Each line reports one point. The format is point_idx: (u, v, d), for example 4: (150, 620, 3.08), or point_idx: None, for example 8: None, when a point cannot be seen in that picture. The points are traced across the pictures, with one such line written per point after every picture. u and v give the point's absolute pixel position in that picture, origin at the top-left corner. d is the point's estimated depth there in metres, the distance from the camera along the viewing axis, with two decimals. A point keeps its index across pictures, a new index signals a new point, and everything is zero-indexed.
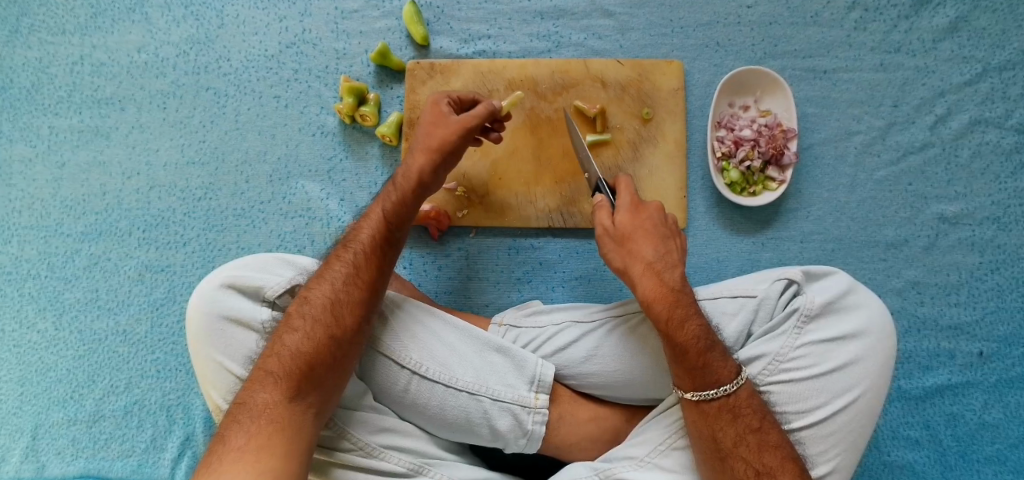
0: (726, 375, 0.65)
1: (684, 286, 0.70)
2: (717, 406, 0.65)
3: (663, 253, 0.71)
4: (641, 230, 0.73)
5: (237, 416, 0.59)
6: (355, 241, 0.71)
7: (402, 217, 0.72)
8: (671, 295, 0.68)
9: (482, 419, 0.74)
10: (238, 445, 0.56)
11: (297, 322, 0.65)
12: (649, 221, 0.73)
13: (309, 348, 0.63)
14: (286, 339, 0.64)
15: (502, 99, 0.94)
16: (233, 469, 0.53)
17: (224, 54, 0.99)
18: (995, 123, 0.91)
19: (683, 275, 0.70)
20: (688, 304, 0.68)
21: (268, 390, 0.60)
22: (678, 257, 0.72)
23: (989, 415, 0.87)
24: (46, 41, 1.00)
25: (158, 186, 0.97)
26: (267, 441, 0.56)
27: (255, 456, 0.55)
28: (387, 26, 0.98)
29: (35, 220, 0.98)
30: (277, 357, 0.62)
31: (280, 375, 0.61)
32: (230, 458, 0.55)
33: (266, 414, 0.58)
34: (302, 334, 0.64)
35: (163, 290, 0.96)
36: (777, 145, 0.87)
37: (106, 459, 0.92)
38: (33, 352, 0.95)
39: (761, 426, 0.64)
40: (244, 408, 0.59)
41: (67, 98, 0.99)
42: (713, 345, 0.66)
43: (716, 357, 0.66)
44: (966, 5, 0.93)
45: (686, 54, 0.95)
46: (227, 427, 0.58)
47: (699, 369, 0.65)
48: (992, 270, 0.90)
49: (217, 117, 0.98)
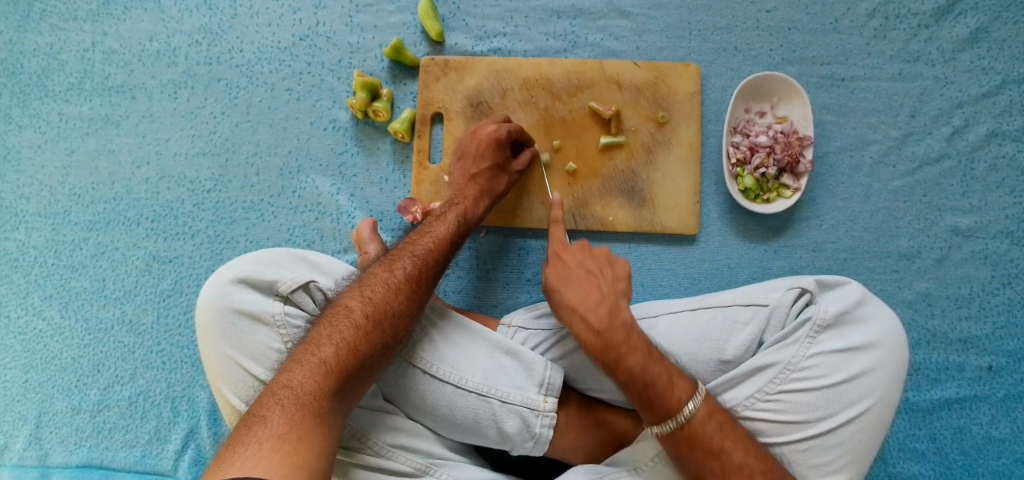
0: (676, 405, 0.65)
1: (613, 322, 0.71)
2: (675, 437, 0.65)
3: (585, 294, 0.74)
4: (562, 279, 0.76)
5: (280, 399, 0.57)
6: (421, 252, 0.74)
7: (455, 247, 0.78)
8: (597, 339, 0.70)
9: (491, 421, 0.74)
10: (281, 433, 0.54)
11: (356, 313, 0.65)
12: (574, 265, 0.77)
13: (363, 347, 0.63)
14: (344, 329, 0.63)
15: (517, 98, 0.93)
16: (273, 456, 0.52)
17: (236, 45, 0.98)
18: (1011, 136, 0.91)
19: (610, 310, 0.72)
20: (621, 342, 0.69)
21: (318, 379, 0.59)
22: (604, 291, 0.74)
23: (996, 429, 0.87)
24: (57, 27, 0.99)
25: (168, 176, 0.97)
26: (309, 434, 0.55)
27: (295, 449, 0.53)
28: (401, 21, 0.97)
29: (44, 207, 0.97)
30: (330, 349, 0.62)
31: (334, 367, 0.60)
32: (270, 445, 0.53)
33: (312, 405, 0.57)
34: (359, 330, 0.64)
35: (171, 281, 0.95)
36: (793, 153, 0.87)
37: (109, 449, 0.92)
38: (39, 340, 0.95)
39: (722, 449, 0.64)
40: (289, 392, 0.58)
41: (78, 85, 0.98)
42: (657, 380, 0.66)
43: (661, 391, 0.65)
44: (987, 16, 0.92)
45: (703, 57, 0.94)
46: (268, 409, 0.56)
47: (646, 406, 0.66)
48: (1004, 285, 0.89)
49: (229, 109, 0.97)
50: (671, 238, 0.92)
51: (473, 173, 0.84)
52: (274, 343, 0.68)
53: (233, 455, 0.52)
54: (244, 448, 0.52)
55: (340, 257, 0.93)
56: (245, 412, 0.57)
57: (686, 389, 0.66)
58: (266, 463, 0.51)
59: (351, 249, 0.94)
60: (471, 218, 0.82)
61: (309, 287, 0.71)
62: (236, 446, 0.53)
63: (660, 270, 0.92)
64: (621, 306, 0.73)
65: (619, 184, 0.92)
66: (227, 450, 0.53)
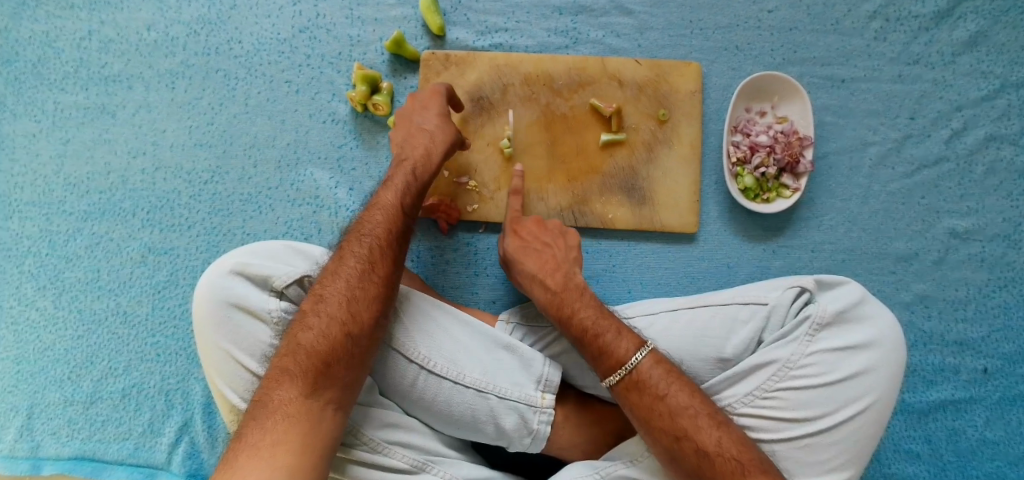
0: (624, 355, 0.68)
1: (567, 285, 0.76)
2: (629, 382, 0.67)
3: (541, 264, 0.79)
4: (523, 249, 0.81)
5: (253, 414, 0.58)
6: (371, 232, 0.70)
7: (410, 214, 0.74)
8: (552, 299, 0.75)
9: (488, 417, 0.74)
10: (254, 443, 0.55)
11: (311, 315, 0.64)
12: (535, 238, 0.82)
13: (325, 346, 0.62)
14: (302, 335, 0.63)
15: (518, 94, 0.93)
16: (246, 469, 0.53)
17: (235, 36, 0.97)
18: (1009, 140, 0.91)
19: (563, 275, 0.77)
20: (573, 299, 0.74)
21: (286, 389, 0.59)
22: (560, 259, 0.79)
23: (990, 431, 0.88)
24: (53, 15, 0.98)
25: (164, 167, 0.96)
26: (284, 439, 0.56)
27: (270, 455, 0.54)
28: (402, 15, 0.96)
29: (38, 196, 0.96)
30: (292, 355, 0.61)
31: (297, 373, 0.60)
32: (244, 459, 0.54)
33: (283, 414, 0.57)
34: (318, 329, 0.63)
35: (166, 273, 0.94)
36: (793, 152, 0.87)
37: (102, 441, 0.91)
38: (31, 331, 0.94)
39: (667, 393, 0.65)
40: (260, 405, 0.58)
41: (74, 74, 0.97)
42: (604, 331, 0.71)
43: (611, 340, 0.70)
44: (987, 19, 0.92)
45: (704, 56, 0.94)
46: (243, 425, 0.57)
47: (598, 358, 0.70)
48: (1000, 288, 0.90)
49: (227, 100, 0.96)
50: (670, 236, 0.92)
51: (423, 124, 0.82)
52: (270, 339, 0.68)
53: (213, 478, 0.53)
54: (224, 468, 0.54)
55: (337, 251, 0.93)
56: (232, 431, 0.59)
57: (633, 342, 0.69)
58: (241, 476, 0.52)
59: None
60: (422, 175, 0.78)
61: (304, 282, 0.70)
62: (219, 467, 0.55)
63: (660, 268, 0.92)
64: (575, 271, 0.78)
65: (619, 182, 0.91)
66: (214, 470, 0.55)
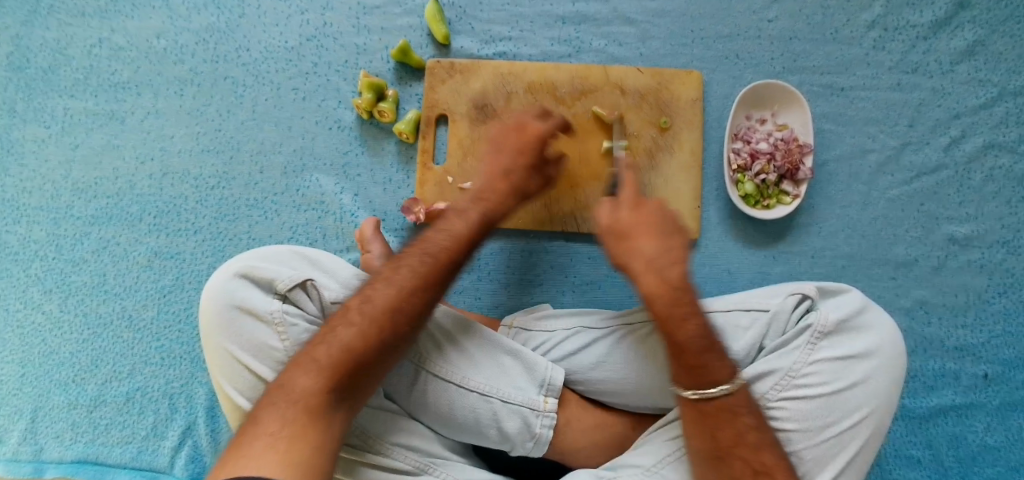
0: (724, 377, 0.62)
1: (686, 285, 0.66)
2: (717, 405, 0.62)
3: (662, 249, 0.67)
4: (636, 226, 0.69)
5: (274, 399, 0.57)
6: (433, 249, 0.69)
7: (474, 244, 0.73)
8: (671, 293, 0.64)
9: (491, 420, 0.74)
10: (271, 432, 0.54)
11: (353, 313, 0.63)
12: (650, 217, 0.69)
13: (359, 346, 0.60)
14: (341, 330, 0.61)
15: (521, 102, 0.94)
16: (261, 456, 0.52)
17: (244, 44, 0.98)
18: (1007, 148, 0.92)
19: (684, 271, 0.66)
20: (690, 305, 0.64)
21: (311, 380, 0.58)
22: (681, 251, 0.67)
23: (991, 437, 0.88)
24: (65, 22, 1.00)
25: (171, 173, 0.97)
26: (300, 433, 0.55)
27: (287, 447, 0.54)
28: (408, 24, 0.98)
29: (46, 201, 0.97)
30: (326, 347, 0.60)
31: (326, 366, 0.59)
32: (261, 445, 0.53)
33: (304, 405, 0.56)
34: (357, 328, 0.61)
35: (172, 278, 0.95)
36: (793, 160, 0.88)
37: (106, 445, 0.91)
38: (37, 334, 0.95)
39: (758, 424, 0.61)
40: (284, 392, 0.57)
41: (84, 81, 0.99)
42: (712, 347, 0.63)
43: (716, 360, 0.62)
44: (984, 29, 0.94)
45: (705, 65, 0.95)
46: (263, 408, 0.57)
47: (693, 369, 0.62)
48: (1000, 294, 0.91)
49: (234, 107, 0.98)
50: None
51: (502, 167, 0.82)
52: (273, 341, 0.67)
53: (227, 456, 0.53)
54: (238, 449, 0.53)
55: (342, 256, 0.93)
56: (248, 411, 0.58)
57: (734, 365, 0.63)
58: (253, 462, 0.52)
59: (353, 248, 0.94)
60: (494, 217, 0.77)
61: (307, 285, 0.69)
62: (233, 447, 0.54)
63: None
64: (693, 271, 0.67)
65: None
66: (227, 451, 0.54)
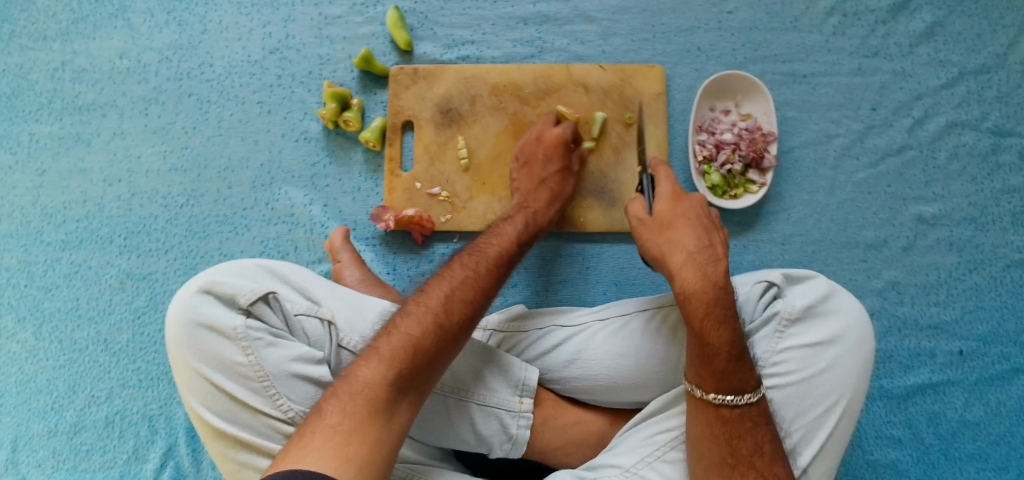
0: (751, 386, 0.63)
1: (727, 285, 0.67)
2: (739, 413, 0.63)
3: (702, 245, 0.70)
4: (672, 224, 0.72)
5: (338, 390, 0.54)
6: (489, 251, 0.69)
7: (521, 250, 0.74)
8: (711, 289, 0.65)
9: (466, 423, 0.74)
10: (332, 425, 0.51)
11: (419, 304, 0.60)
12: (690, 212, 0.73)
13: (425, 337, 0.57)
14: (407, 320, 0.58)
15: (486, 104, 0.94)
16: (321, 448, 0.49)
17: (207, 60, 0.98)
18: (970, 125, 0.93)
19: (725, 271, 0.68)
20: (726, 305, 0.65)
21: (376, 370, 0.54)
22: (720, 253, 0.69)
23: (970, 413, 0.88)
24: (26, 48, 0.99)
25: (141, 193, 0.97)
26: (362, 427, 0.51)
27: (348, 441, 0.50)
28: (370, 32, 0.98)
29: (16, 228, 0.97)
30: (391, 337, 0.57)
31: (391, 357, 0.55)
32: (324, 437, 0.50)
33: (366, 398, 0.53)
34: (417, 317, 0.58)
35: (145, 298, 0.95)
36: (757, 148, 0.89)
37: (87, 470, 0.91)
38: (13, 363, 0.94)
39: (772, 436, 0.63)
40: (347, 382, 0.54)
41: (48, 105, 0.99)
42: (744, 353, 0.64)
43: (744, 368, 0.63)
44: (942, 10, 0.95)
45: (668, 58, 0.96)
46: (327, 399, 0.53)
47: (723, 374, 0.62)
48: (970, 270, 0.91)
49: (200, 124, 0.98)
50: None
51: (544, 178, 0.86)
52: (238, 357, 0.66)
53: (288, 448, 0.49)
54: (300, 440, 0.50)
55: (314, 267, 0.93)
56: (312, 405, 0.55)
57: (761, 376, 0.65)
58: (315, 454, 0.48)
59: (325, 259, 0.94)
60: (538, 222, 0.81)
61: (269, 298, 0.69)
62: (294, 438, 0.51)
63: (634, 269, 0.93)
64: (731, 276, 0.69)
65: (589, 185, 0.93)
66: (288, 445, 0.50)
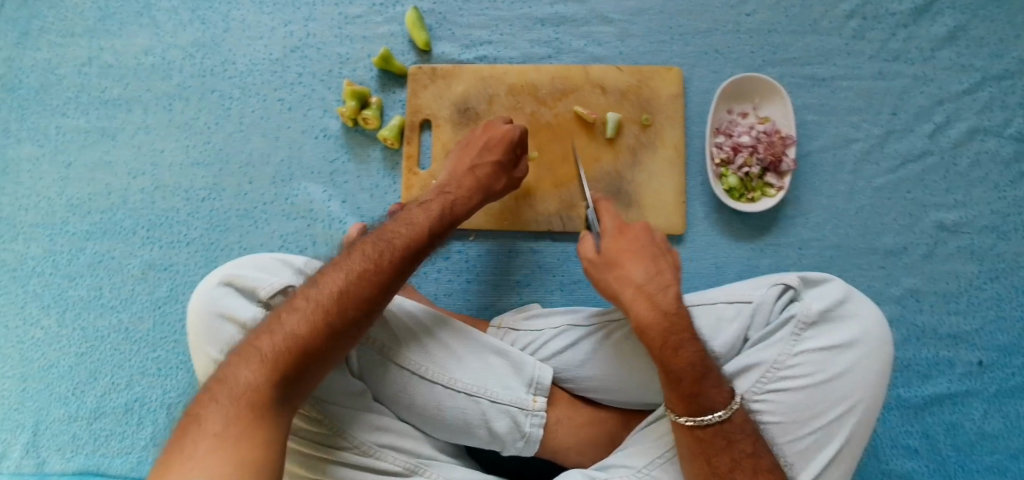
0: (722, 402, 0.65)
1: (679, 310, 0.70)
2: (711, 432, 0.64)
3: (652, 275, 0.72)
4: (624, 255, 0.75)
5: (217, 396, 0.53)
6: (389, 238, 0.66)
7: (438, 235, 0.72)
8: (664, 319, 0.68)
9: (480, 421, 0.75)
10: (216, 432, 0.50)
11: (301, 302, 0.59)
12: (637, 242, 0.76)
13: (308, 334, 0.57)
14: (288, 320, 0.57)
15: (503, 104, 0.95)
16: (198, 459, 0.48)
17: (229, 57, 1.00)
18: (993, 132, 0.91)
19: (675, 296, 0.71)
20: (683, 329, 0.68)
21: (256, 373, 0.54)
22: (670, 277, 0.73)
23: (989, 425, 0.87)
24: (55, 43, 1.02)
25: (163, 186, 0.99)
26: (246, 430, 0.50)
27: (233, 447, 0.49)
28: (390, 32, 0.99)
29: (42, 218, 0.99)
30: (271, 338, 0.56)
31: (270, 357, 0.55)
32: (205, 445, 0.49)
33: (247, 400, 0.52)
34: (302, 314, 0.58)
35: (166, 289, 0.97)
36: (776, 151, 0.89)
37: (106, 456, 0.93)
38: (36, 349, 0.96)
39: (756, 452, 0.64)
40: (225, 387, 0.53)
41: (75, 99, 1.01)
42: (709, 372, 0.66)
43: (711, 385, 0.65)
44: (965, 14, 0.93)
45: (685, 60, 0.96)
46: (203, 407, 0.52)
47: (692, 396, 0.65)
48: (991, 279, 0.90)
49: (222, 119, 0.99)
50: None
51: (476, 166, 0.83)
52: None
53: (165, 461, 0.49)
54: (177, 451, 0.49)
55: None
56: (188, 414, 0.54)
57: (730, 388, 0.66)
58: (195, 466, 0.47)
59: None
60: (457, 209, 0.76)
61: (288, 292, 0.70)
62: (171, 450, 0.50)
63: None
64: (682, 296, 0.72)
65: (605, 186, 0.93)
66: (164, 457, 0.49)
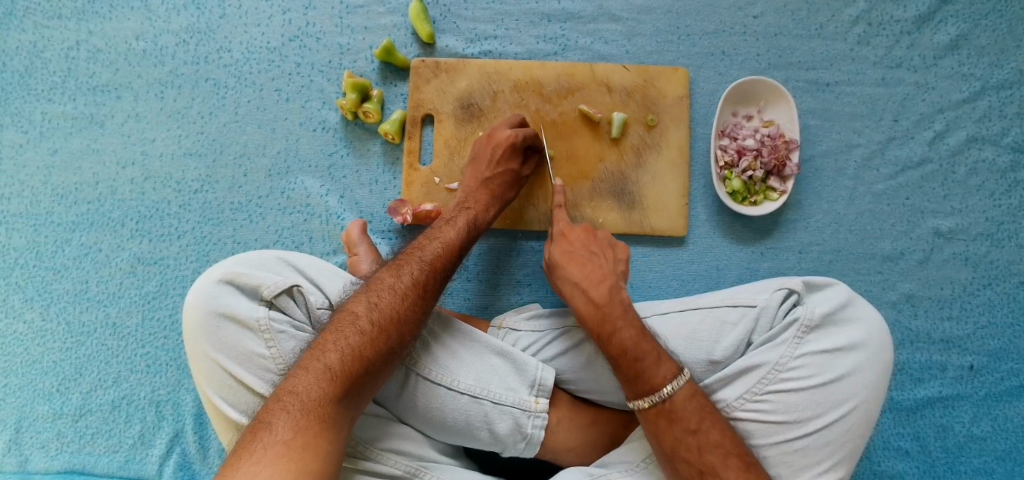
0: (659, 383, 0.66)
1: (612, 299, 0.72)
2: (654, 412, 0.66)
3: (587, 272, 0.75)
4: (566, 256, 0.77)
5: (286, 406, 0.57)
6: (429, 259, 0.73)
7: (465, 253, 0.78)
8: (595, 313, 0.71)
9: (482, 422, 0.74)
10: (286, 440, 0.55)
11: (362, 320, 0.65)
12: (578, 242, 0.78)
13: (368, 353, 0.62)
14: (350, 336, 0.63)
15: (507, 100, 0.93)
16: (273, 466, 0.53)
17: (225, 44, 0.97)
18: (991, 141, 0.93)
19: (609, 288, 0.73)
20: (618, 317, 0.71)
21: (324, 386, 0.59)
22: (607, 270, 0.75)
23: (977, 427, 0.89)
24: (41, 25, 0.98)
25: (154, 177, 0.96)
26: (313, 441, 0.55)
27: (300, 456, 0.54)
28: (392, 23, 0.97)
29: (25, 207, 0.95)
30: (337, 354, 0.61)
31: (339, 373, 0.60)
32: (276, 452, 0.54)
33: (316, 412, 0.57)
34: (361, 333, 0.63)
35: (156, 283, 0.94)
36: (780, 156, 0.88)
37: (92, 454, 0.90)
38: (19, 344, 0.93)
39: (700, 428, 0.64)
40: (295, 399, 0.58)
41: (62, 84, 0.97)
42: (645, 356, 0.67)
43: (649, 367, 0.67)
44: (967, 23, 0.94)
45: (692, 61, 0.95)
46: (274, 416, 0.57)
47: (632, 382, 0.67)
48: (985, 285, 0.91)
49: (216, 109, 0.96)
50: (660, 239, 0.93)
51: (486, 177, 0.84)
52: (259, 348, 0.66)
53: (239, 461, 0.53)
54: (250, 455, 0.54)
55: (329, 258, 0.93)
56: (251, 420, 0.58)
57: (671, 369, 0.67)
58: (269, 470, 0.52)
59: (341, 251, 0.93)
60: (480, 225, 0.81)
61: (293, 291, 0.69)
62: (242, 454, 0.54)
63: (650, 271, 0.93)
64: (620, 286, 0.74)
65: (609, 186, 0.92)
66: (235, 457, 0.54)
